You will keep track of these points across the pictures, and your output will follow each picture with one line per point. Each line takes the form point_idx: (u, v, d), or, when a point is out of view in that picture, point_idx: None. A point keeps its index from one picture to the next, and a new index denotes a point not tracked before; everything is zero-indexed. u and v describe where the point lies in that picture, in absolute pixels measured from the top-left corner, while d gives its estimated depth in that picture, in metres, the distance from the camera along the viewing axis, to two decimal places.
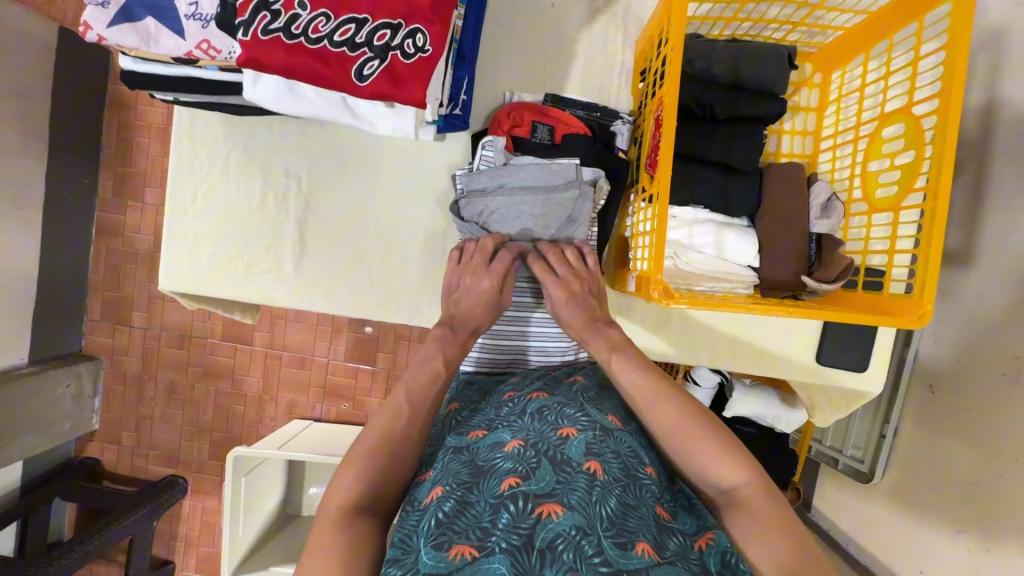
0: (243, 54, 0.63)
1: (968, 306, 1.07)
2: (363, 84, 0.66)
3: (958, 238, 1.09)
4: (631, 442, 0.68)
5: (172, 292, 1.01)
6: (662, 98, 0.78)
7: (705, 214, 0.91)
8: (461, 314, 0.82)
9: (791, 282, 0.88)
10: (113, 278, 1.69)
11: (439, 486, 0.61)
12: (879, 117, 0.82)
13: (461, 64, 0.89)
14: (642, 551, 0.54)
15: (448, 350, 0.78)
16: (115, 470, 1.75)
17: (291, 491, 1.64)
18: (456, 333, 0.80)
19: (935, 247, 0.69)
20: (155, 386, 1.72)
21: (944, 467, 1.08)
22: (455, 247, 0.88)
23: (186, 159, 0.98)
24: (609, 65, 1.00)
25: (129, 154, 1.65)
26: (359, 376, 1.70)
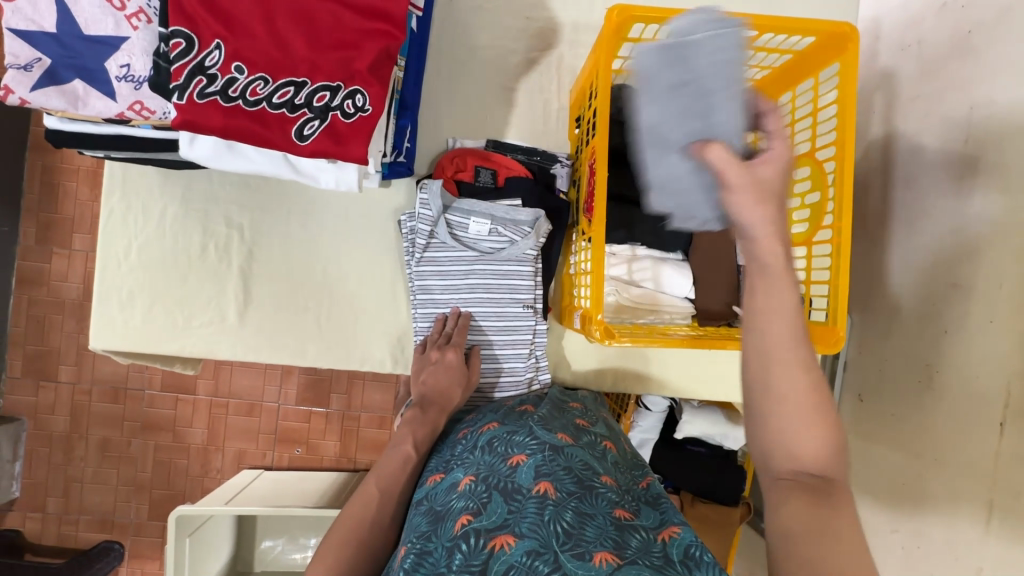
0: (177, 117, 0.64)
1: (883, 320, 1.17)
2: (303, 143, 0.68)
3: (870, 258, 1.20)
4: (581, 454, 0.68)
5: (105, 349, 0.95)
6: (594, 148, 0.84)
7: (643, 250, 0.96)
8: (431, 391, 0.88)
9: (723, 311, 0.94)
10: (36, 331, 1.57)
11: (404, 546, 0.62)
12: (789, 160, 0.91)
13: (404, 113, 0.92)
14: (600, 559, 0.53)
15: (417, 432, 0.81)
16: (40, 540, 1.59)
17: (241, 547, 1.54)
18: (427, 413, 0.84)
19: (842, 279, 0.78)
20: (86, 444, 1.60)
21: (877, 470, 1.16)
22: (417, 347, 0.96)
23: (119, 211, 0.95)
24: (547, 111, 1.05)
25: (55, 199, 1.56)
26: (313, 420, 1.65)
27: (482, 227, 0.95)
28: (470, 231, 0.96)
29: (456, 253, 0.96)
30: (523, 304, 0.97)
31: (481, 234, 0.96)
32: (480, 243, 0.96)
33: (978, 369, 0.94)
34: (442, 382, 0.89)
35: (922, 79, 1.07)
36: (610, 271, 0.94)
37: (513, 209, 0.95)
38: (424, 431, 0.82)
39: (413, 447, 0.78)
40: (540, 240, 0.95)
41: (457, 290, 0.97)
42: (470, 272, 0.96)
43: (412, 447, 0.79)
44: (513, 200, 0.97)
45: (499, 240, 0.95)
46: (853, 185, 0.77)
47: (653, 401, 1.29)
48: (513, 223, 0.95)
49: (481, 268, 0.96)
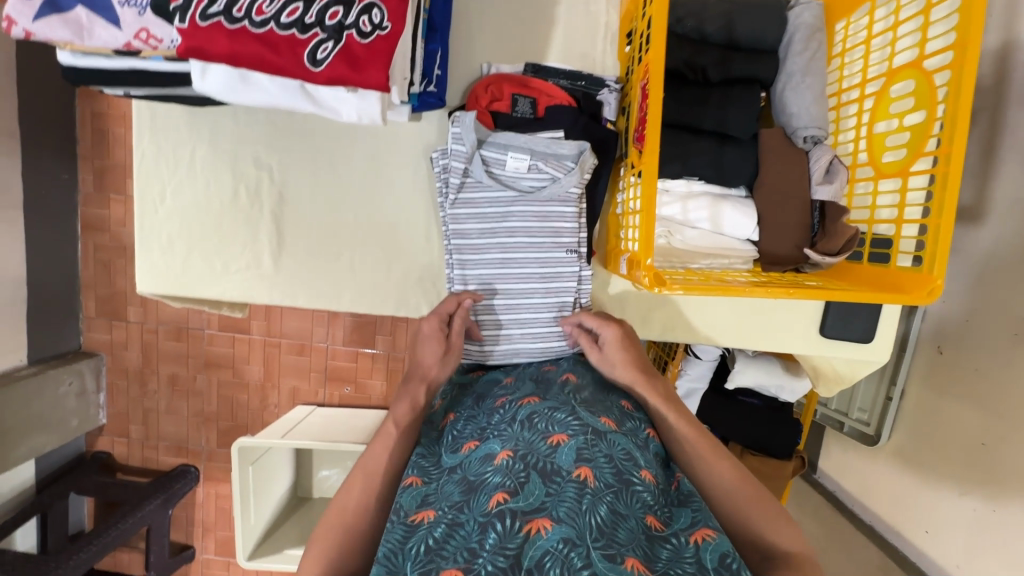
0: (181, 45, 0.58)
1: (976, 267, 1.02)
2: (317, 69, 0.61)
3: (969, 190, 1.03)
4: (625, 443, 0.61)
5: (154, 294, 0.97)
6: (647, 66, 0.72)
7: (700, 186, 0.86)
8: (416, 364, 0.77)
9: (792, 256, 0.84)
10: (104, 274, 1.65)
11: (431, 510, 0.56)
12: (886, 73, 0.76)
13: (433, 37, 0.83)
14: (631, 566, 0.47)
15: (401, 410, 0.70)
16: (128, 462, 1.76)
17: (301, 475, 1.64)
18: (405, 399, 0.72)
19: (947, 217, 0.65)
20: (158, 379, 1.71)
21: (953, 430, 1.05)
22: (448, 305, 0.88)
23: (153, 154, 0.93)
24: (594, 27, 0.92)
25: (106, 145, 1.59)
26: (360, 360, 1.69)
27: (519, 163, 0.87)
28: (508, 168, 0.87)
29: (493, 192, 0.88)
30: (564, 247, 0.89)
31: (520, 172, 0.87)
32: (518, 181, 0.88)
33: None
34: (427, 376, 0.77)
35: None
36: (663, 211, 0.84)
37: (556, 141, 0.85)
38: (407, 405, 0.71)
39: (395, 423, 0.68)
40: (584, 176, 0.87)
41: (496, 234, 0.89)
42: (509, 212, 0.89)
43: (395, 424, 0.68)
44: (555, 130, 0.87)
45: (539, 178, 0.87)
46: (972, 99, 0.63)
47: (705, 350, 1.21)
48: (554, 157, 0.86)
49: (520, 208, 0.88)
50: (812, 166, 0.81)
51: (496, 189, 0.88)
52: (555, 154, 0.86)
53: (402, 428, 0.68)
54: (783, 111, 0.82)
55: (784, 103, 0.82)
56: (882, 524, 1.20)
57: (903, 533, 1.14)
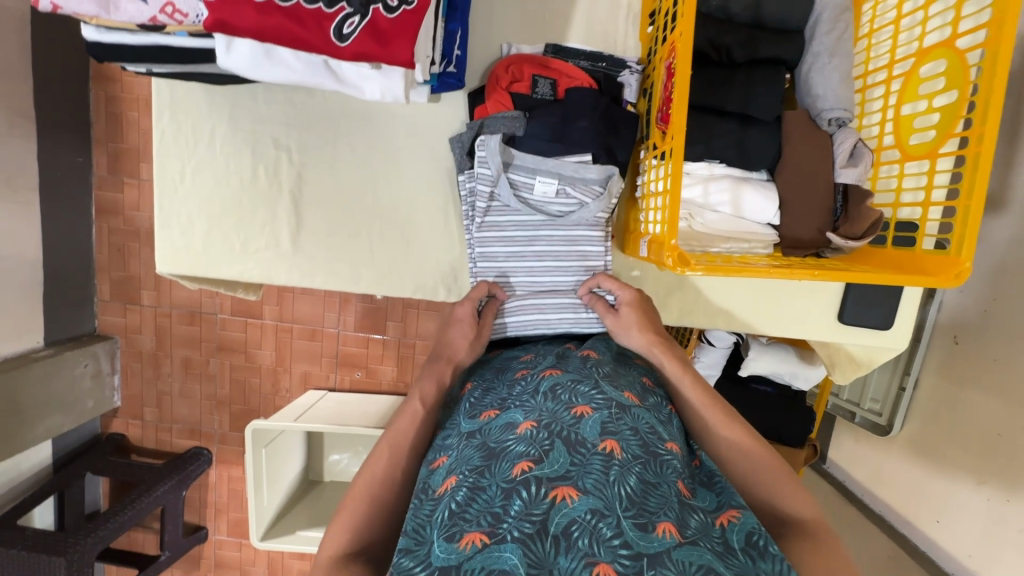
0: (210, 17, 0.58)
1: (997, 256, 1.01)
2: (343, 44, 0.61)
3: (993, 178, 1.01)
4: (649, 418, 0.62)
5: (172, 274, 0.98)
6: (674, 44, 0.71)
7: (721, 169, 0.85)
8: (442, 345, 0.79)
9: (815, 240, 0.83)
10: (118, 258, 1.66)
11: (453, 476, 0.56)
12: (916, 53, 0.75)
13: (453, 15, 0.82)
14: (663, 532, 0.49)
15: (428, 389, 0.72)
16: (142, 444, 1.78)
17: (312, 458, 1.66)
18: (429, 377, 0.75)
19: (977, 199, 0.65)
20: (171, 362, 1.73)
21: (969, 420, 1.04)
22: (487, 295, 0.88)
23: (172, 134, 0.93)
24: (615, 8, 0.91)
25: (120, 129, 1.59)
26: (371, 345, 1.70)
27: (540, 147, 0.86)
28: (536, 193, 0.88)
29: (521, 216, 0.89)
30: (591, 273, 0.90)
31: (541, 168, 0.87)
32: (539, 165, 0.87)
33: None
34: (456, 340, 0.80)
35: None
36: (684, 194, 0.83)
37: (583, 166, 0.85)
38: (432, 383, 0.73)
39: (420, 401, 0.70)
40: (611, 201, 0.88)
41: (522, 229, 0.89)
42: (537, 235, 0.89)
43: (420, 401, 0.70)
44: (582, 155, 0.86)
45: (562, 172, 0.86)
46: (1007, 78, 0.62)
47: (718, 337, 1.20)
48: (582, 182, 0.86)
49: (548, 233, 0.89)
50: (836, 150, 0.81)
51: (525, 212, 0.88)
52: (580, 176, 0.86)
53: (427, 405, 0.70)
54: (807, 93, 0.82)
55: (809, 85, 0.81)
56: (893, 514, 1.19)
57: (913, 523, 1.14)
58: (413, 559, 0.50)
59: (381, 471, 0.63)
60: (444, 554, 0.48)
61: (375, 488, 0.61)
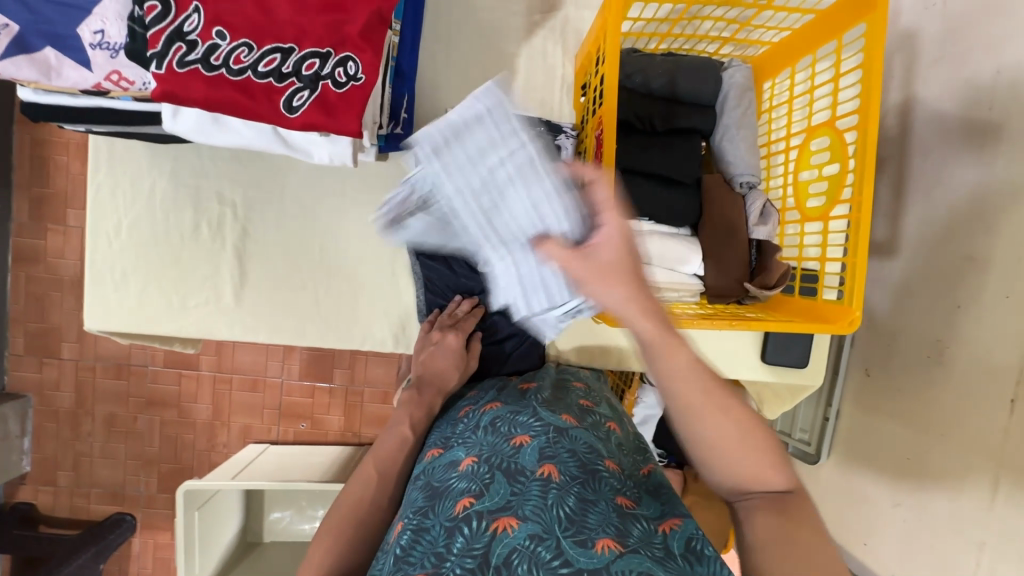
0: (157, 88, 0.60)
1: (894, 296, 1.14)
2: (293, 115, 0.64)
3: (884, 228, 1.16)
4: (587, 438, 0.64)
5: (101, 331, 0.94)
6: (602, 118, 0.79)
7: (650, 226, 0.92)
8: (430, 372, 0.83)
9: (735, 289, 0.91)
10: (35, 308, 1.55)
11: (399, 521, 0.58)
12: (807, 129, 0.87)
13: (400, 82, 0.87)
14: (602, 547, 0.50)
15: (415, 414, 0.75)
16: (53, 513, 1.62)
17: (250, 518, 1.56)
18: (422, 393, 0.79)
19: (862, 255, 0.75)
20: (93, 420, 1.60)
21: (883, 446, 1.14)
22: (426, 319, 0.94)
23: (107, 188, 0.91)
24: (551, 78, 1.00)
25: (46, 173, 1.52)
26: (317, 394, 1.65)
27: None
28: None
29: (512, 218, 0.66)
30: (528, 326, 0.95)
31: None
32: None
33: (992, 342, 0.92)
34: (441, 363, 0.84)
35: (945, 42, 1.01)
36: None
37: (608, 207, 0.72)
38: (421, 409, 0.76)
39: (411, 428, 0.73)
40: None
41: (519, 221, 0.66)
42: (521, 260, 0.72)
43: (409, 427, 0.73)
44: None
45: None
46: (876, 156, 0.74)
47: None
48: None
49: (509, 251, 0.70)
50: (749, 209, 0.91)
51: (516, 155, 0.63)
52: None
53: (417, 432, 0.73)
54: (721, 162, 0.92)
55: (722, 156, 0.91)
56: None
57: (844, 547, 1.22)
58: None
59: (369, 496, 0.64)
60: None
61: (362, 511, 0.62)
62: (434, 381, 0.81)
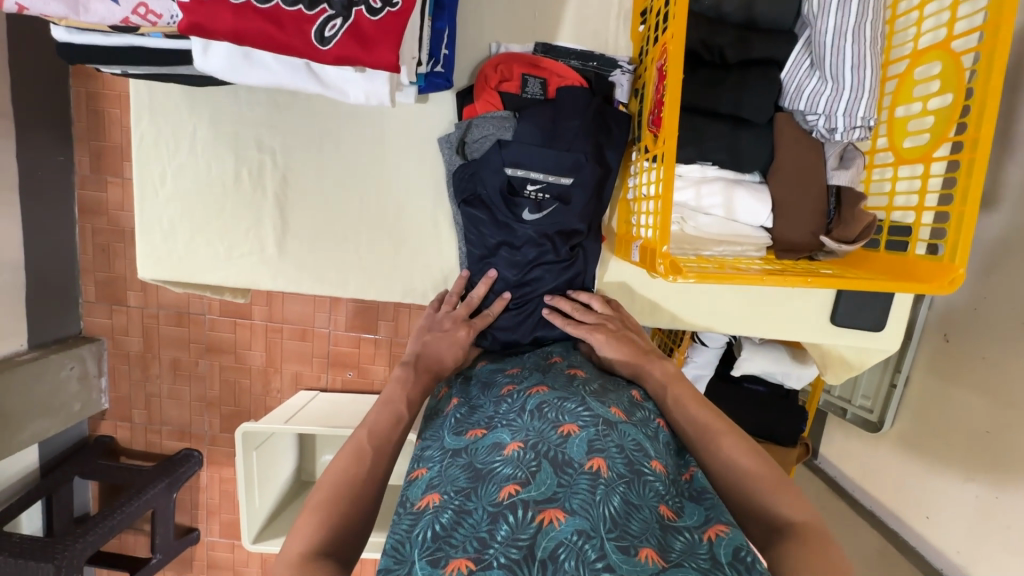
0: (184, 20, 0.56)
1: (991, 256, 1.00)
2: (325, 47, 0.58)
3: (986, 175, 1.00)
4: (637, 434, 0.60)
5: (155, 279, 0.95)
6: (665, 45, 0.69)
7: (714, 171, 0.84)
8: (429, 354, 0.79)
9: (808, 243, 0.82)
10: (102, 258, 1.63)
11: (437, 494, 0.55)
12: (911, 54, 0.74)
13: (439, 14, 0.79)
14: (645, 557, 0.48)
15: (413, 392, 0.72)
16: (131, 446, 1.76)
17: (304, 459, 1.64)
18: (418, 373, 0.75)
19: (971, 205, 0.64)
20: (160, 363, 1.70)
21: (962, 421, 1.04)
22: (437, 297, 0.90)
23: (151, 136, 0.90)
24: (605, 6, 0.89)
25: (102, 127, 1.55)
26: (363, 345, 1.68)
27: (531, 147, 0.83)
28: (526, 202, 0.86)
29: None
30: (572, 281, 0.90)
31: (530, 174, 0.84)
32: (527, 160, 0.83)
33: None
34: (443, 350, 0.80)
35: None
36: (676, 196, 0.82)
37: None
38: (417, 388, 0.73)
39: (406, 406, 0.70)
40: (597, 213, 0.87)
41: None
42: None
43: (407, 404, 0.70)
44: (569, 170, 0.83)
45: (548, 176, 0.84)
46: (1002, 84, 0.62)
47: (711, 336, 1.20)
48: (563, 194, 0.85)
49: None
50: (827, 152, 0.81)
51: None
52: (566, 177, 0.83)
53: (410, 410, 0.70)
54: (808, 112, 0.77)
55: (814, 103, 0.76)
56: (884, 510, 1.20)
57: (904, 519, 1.15)
58: None
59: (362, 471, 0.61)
60: None
61: (354, 488, 0.60)
62: (431, 364, 0.77)
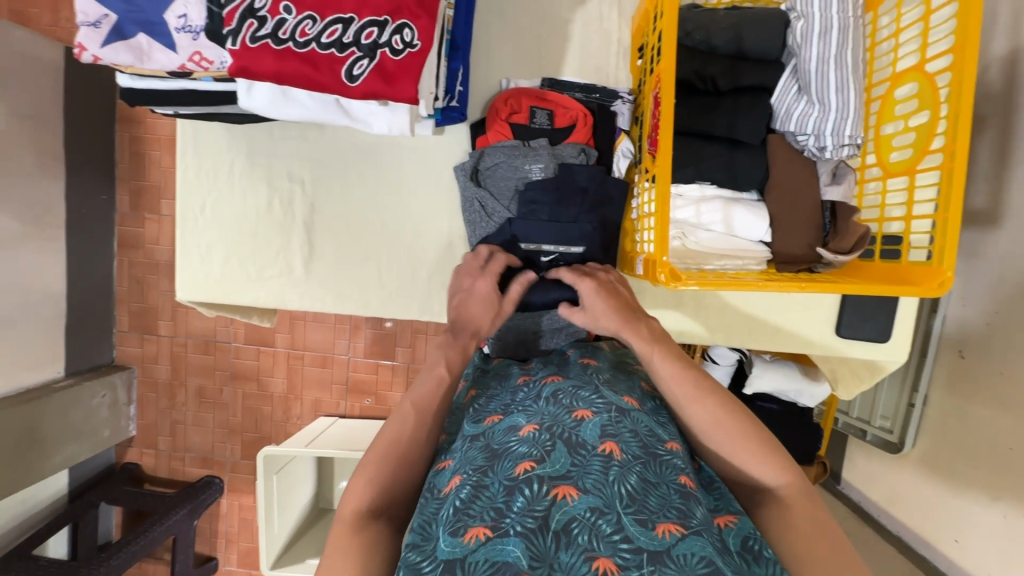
0: (233, 64, 0.65)
1: (998, 270, 1.01)
2: (353, 85, 0.67)
3: (984, 192, 1.03)
4: (648, 421, 0.63)
5: (190, 302, 1.03)
6: (659, 75, 0.76)
7: (712, 190, 0.89)
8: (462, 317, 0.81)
9: (806, 255, 0.86)
10: (137, 289, 1.73)
11: (457, 475, 0.58)
12: (891, 77, 0.81)
13: (455, 55, 0.88)
14: (663, 531, 0.50)
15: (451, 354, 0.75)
16: (155, 473, 1.80)
17: (321, 485, 1.66)
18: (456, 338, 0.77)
19: (954, 213, 0.68)
20: (186, 390, 1.77)
21: (985, 438, 1.03)
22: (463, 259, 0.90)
23: (193, 171, 0.99)
24: (606, 45, 0.98)
25: (143, 168, 1.67)
26: (380, 371, 1.73)
27: (532, 191, 0.90)
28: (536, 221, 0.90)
29: None
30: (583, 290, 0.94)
31: (536, 247, 0.91)
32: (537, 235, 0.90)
33: None
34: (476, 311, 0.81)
35: None
36: (677, 214, 0.88)
37: None
38: (454, 353, 0.75)
39: (446, 368, 0.72)
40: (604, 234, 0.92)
41: None
42: None
43: (447, 368, 0.72)
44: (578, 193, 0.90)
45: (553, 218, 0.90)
46: (972, 99, 0.67)
47: (721, 354, 1.22)
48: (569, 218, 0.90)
49: None
50: (820, 169, 0.86)
51: None
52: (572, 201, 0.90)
53: (452, 372, 0.73)
54: (797, 132, 0.83)
55: (802, 125, 0.81)
56: (910, 533, 1.18)
57: (931, 541, 1.12)
58: (420, 552, 0.52)
59: (408, 429, 0.65)
60: (449, 547, 0.50)
61: (403, 445, 0.64)
62: (468, 326, 0.79)
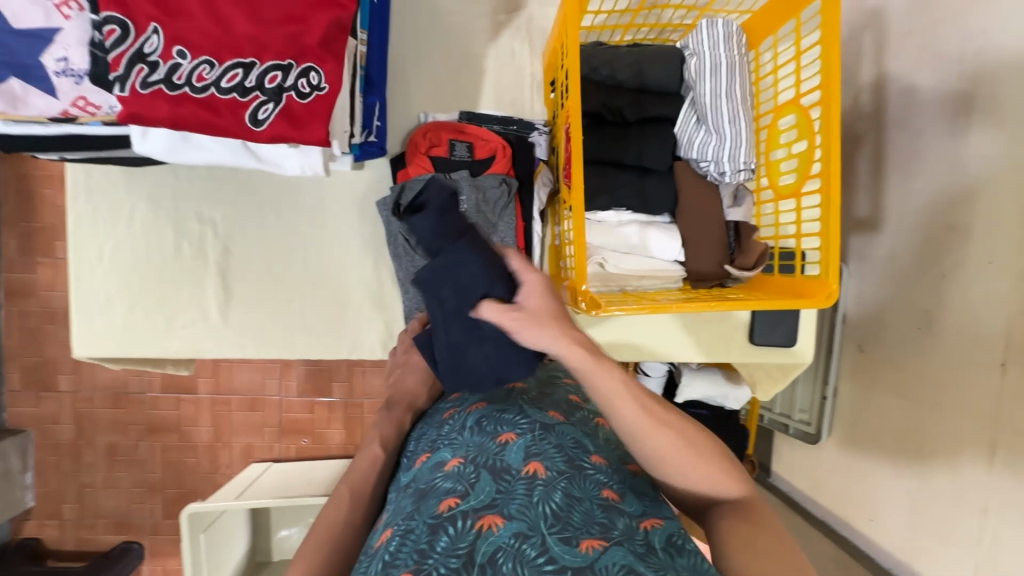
0: (124, 111, 0.61)
1: (882, 271, 1.13)
2: (260, 129, 0.65)
3: (865, 203, 1.16)
4: (574, 434, 0.65)
5: (90, 358, 0.94)
6: (569, 112, 0.79)
7: (628, 216, 0.93)
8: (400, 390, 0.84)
9: (717, 273, 0.92)
10: (30, 342, 1.55)
11: (388, 527, 0.57)
12: (774, 109, 0.90)
13: (371, 91, 0.87)
14: (587, 546, 0.50)
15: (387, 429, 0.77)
16: (60, 546, 1.61)
17: (257, 537, 1.55)
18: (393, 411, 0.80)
19: (834, 231, 0.76)
20: (94, 450, 1.60)
21: (886, 422, 1.12)
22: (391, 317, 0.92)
23: (86, 217, 0.92)
24: (521, 79, 1.01)
25: (32, 207, 1.51)
26: (316, 410, 1.64)
27: None
28: None
29: None
30: None
31: None
32: None
33: (977, 310, 0.92)
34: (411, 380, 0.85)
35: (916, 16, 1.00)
36: (597, 241, 0.91)
37: None
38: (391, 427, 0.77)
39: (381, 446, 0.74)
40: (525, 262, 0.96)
41: None
42: None
43: (381, 445, 0.74)
44: (503, 221, 0.94)
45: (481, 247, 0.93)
46: (840, 130, 0.76)
47: (651, 367, 1.27)
48: (492, 234, 0.93)
49: None
50: (722, 194, 0.92)
51: None
52: (497, 228, 0.94)
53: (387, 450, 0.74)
54: (699, 159, 0.89)
55: (702, 153, 0.88)
56: (833, 517, 1.27)
57: (849, 522, 1.22)
58: None
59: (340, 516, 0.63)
60: None
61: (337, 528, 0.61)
62: (403, 399, 0.82)
